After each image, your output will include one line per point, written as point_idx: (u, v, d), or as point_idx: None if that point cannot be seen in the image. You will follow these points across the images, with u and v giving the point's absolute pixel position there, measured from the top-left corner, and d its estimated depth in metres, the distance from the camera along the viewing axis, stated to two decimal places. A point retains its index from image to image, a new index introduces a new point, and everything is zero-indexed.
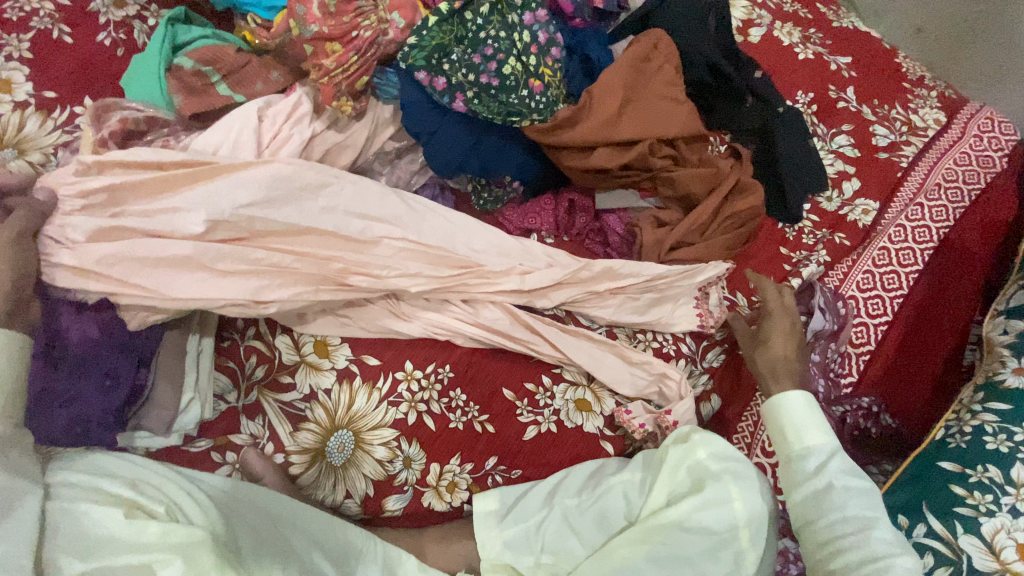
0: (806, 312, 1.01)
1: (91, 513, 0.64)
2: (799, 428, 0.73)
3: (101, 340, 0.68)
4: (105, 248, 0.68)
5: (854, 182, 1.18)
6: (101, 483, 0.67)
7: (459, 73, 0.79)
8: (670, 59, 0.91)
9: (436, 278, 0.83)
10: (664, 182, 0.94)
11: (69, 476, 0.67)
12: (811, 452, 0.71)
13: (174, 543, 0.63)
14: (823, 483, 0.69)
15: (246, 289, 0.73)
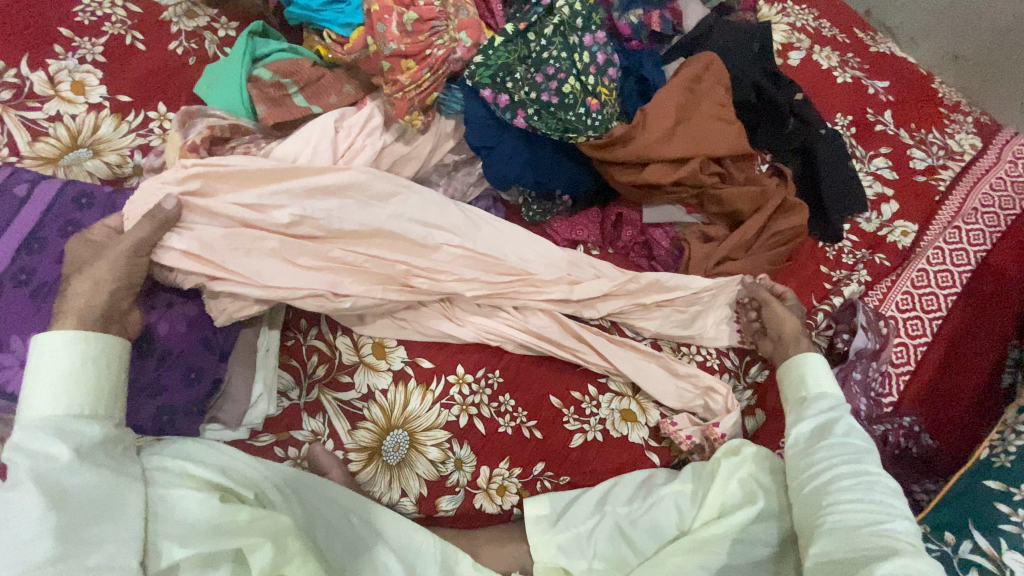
0: (849, 330, 1.01)
1: (187, 498, 0.60)
2: (817, 375, 0.80)
3: (188, 336, 0.72)
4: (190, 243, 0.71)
5: (893, 205, 1.19)
6: (191, 467, 0.64)
7: (522, 91, 0.82)
8: (721, 82, 0.94)
9: (488, 284, 0.86)
10: (710, 199, 0.96)
11: (162, 460, 0.64)
12: (823, 395, 0.78)
13: (266, 528, 0.62)
14: (831, 419, 0.75)
15: (326, 281, 0.77)
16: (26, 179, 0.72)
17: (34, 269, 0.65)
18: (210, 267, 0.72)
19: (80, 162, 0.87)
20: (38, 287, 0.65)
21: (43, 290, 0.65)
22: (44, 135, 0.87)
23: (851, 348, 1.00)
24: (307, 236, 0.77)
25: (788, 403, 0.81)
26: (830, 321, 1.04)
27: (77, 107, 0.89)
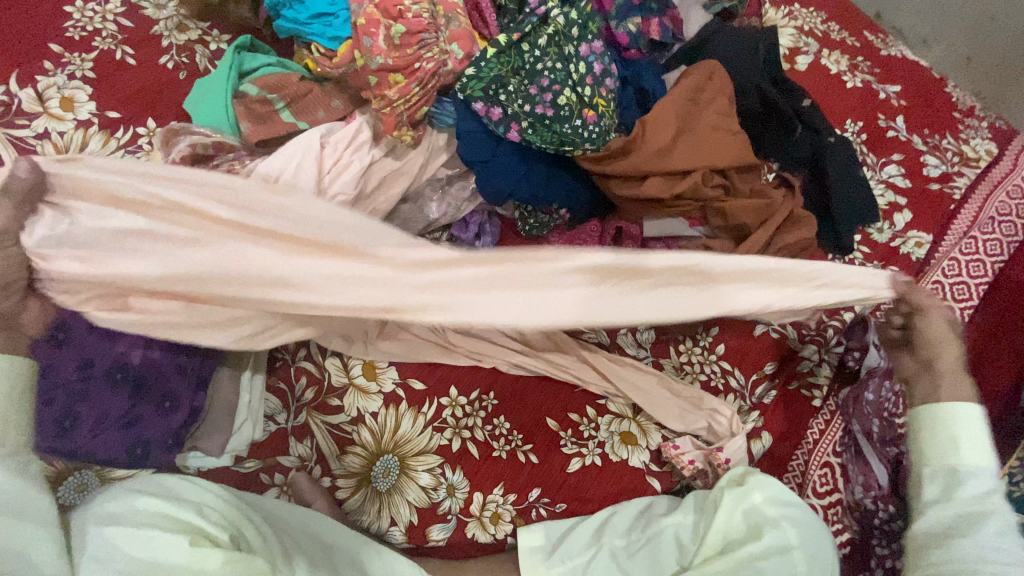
0: (859, 348, 0.93)
1: (154, 539, 0.58)
2: (971, 440, 0.58)
3: (159, 362, 0.66)
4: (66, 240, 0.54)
5: (906, 214, 1.16)
6: (168, 507, 0.62)
7: (515, 104, 0.79)
8: (724, 91, 0.90)
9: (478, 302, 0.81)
10: (715, 212, 0.91)
11: (138, 501, 0.62)
12: (974, 473, 0.57)
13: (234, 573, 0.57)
14: (982, 509, 0.56)
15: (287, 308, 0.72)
16: None
17: None
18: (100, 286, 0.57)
19: None
20: None
21: None
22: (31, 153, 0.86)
23: (862, 367, 0.93)
24: (192, 230, 0.53)
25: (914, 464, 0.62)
26: (840, 339, 0.97)
27: (65, 124, 0.88)
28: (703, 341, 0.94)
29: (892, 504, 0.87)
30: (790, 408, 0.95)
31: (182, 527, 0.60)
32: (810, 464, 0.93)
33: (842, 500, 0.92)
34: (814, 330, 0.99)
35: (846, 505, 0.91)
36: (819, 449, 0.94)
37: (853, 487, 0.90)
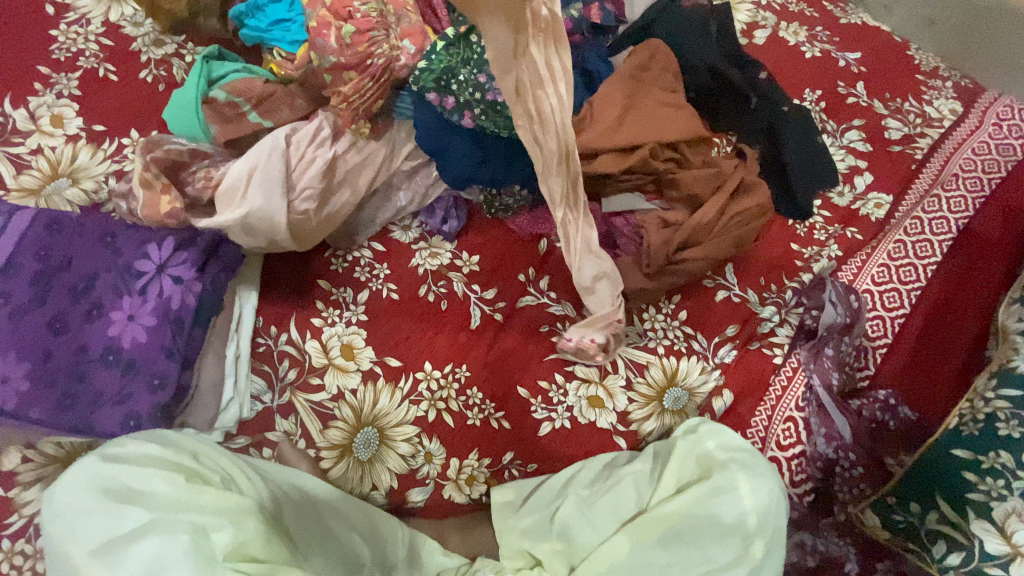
0: (818, 307, 1.01)
1: (155, 477, 0.63)
2: None
3: (149, 343, 0.72)
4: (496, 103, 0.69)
5: (866, 177, 1.18)
6: (168, 453, 0.66)
7: (466, 92, 0.84)
8: (669, 67, 0.95)
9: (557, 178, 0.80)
10: (668, 185, 0.97)
11: (142, 445, 0.66)
12: None
13: (229, 510, 0.64)
14: None
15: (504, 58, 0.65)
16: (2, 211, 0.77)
17: (11, 292, 0.71)
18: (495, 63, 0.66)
19: (59, 191, 0.92)
20: (14, 312, 0.71)
21: (19, 312, 0.71)
22: (27, 167, 0.93)
23: (820, 324, 0.99)
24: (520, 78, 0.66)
25: None
26: (800, 298, 1.03)
27: (56, 139, 0.95)
28: (666, 308, 0.99)
29: (853, 452, 0.93)
30: (752, 369, 0.98)
31: (178, 467, 0.66)
32: (773, 418, 0.95)
33: (806, 451, 0.94)
34: (773, 292, 1.03)
35: (810, 456, 0.94)
36: (782, 404, 0.96)
37: (816, 437, 0.94)
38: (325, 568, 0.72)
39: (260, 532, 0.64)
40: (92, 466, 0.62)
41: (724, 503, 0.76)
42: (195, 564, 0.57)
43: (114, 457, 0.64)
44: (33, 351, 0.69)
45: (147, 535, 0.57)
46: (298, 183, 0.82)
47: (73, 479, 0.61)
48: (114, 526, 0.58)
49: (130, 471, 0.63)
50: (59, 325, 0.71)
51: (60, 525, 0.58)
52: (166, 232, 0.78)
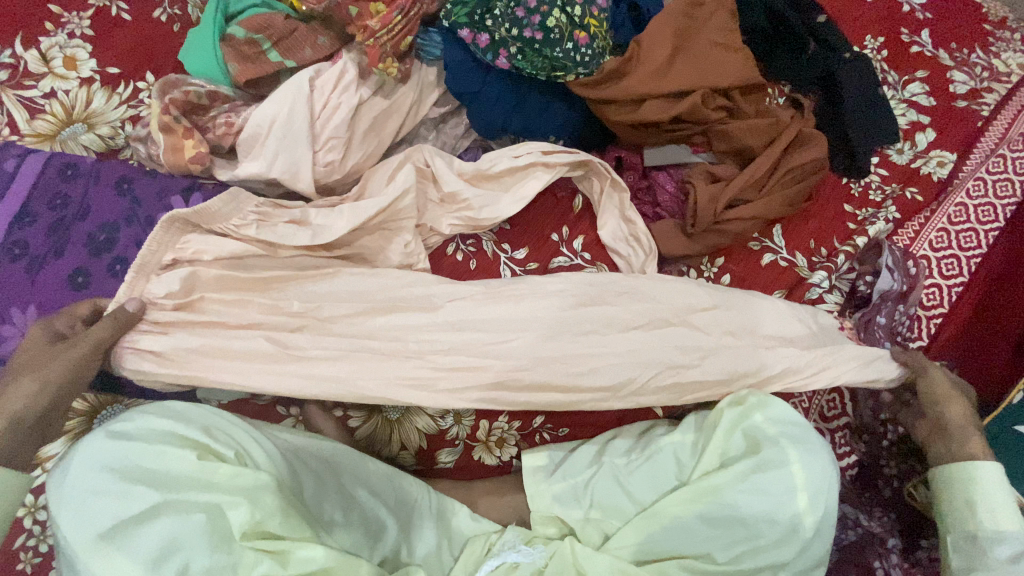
0: (873, 272, 0.94)
1: (168, 455, 0.62)
2: (993, 501, 0.70)
3: None
4: (469, 174, 0.86)
5: (928, 134, 1.08)
6: (178, 427, 0.65)
7: (503, 28, 0.77)
8: (725, 4, 0.86)
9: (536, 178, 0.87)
10: (717, 136, 0.89)
11: (152, 420, 0.65)
12: (1003, 537, 0.68)
13: (243, 487, 0.62)
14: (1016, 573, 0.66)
15: (483, 198, 0.85)
16: (16, 155, 0.72)
17: (27, 243, 0.68)
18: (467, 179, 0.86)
19: (76, 137, 0.88)
20: (30, 262, 0.67)
21: (36, 264, 0.67)
22: (41, 112, 0.89)
23: (874, 290, 0.93)
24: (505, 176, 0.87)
25: (950, 524, 0.73)
26: (852, 264, 0.97)
27: (69, 82, 0.90)
28: (708, 271, 0.93)
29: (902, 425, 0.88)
30: None
31: (190, 443, 0.64)
32: (817, 388, 0.90)
33: (850, 424, 0.90)
34: (824, 256, 0.97)
35: (854, 427, 0.90)
36: None
37: (863, 410, 0.90)
38: (354, 543, 0.71)
39: (278, 508, 0.63)
40: (102, 442, 0.62)
41: (772, 479, 0.72)
42: (210, 544, 0.59)
43: (122, 434, 0.63)
44: (52, 305, 0.66)
45: (161, 515, 0.59)
46: (322, 132, 0.76)
47: (86, 454, 0.62)
48: (122, 506, 0.59)
49: (142, 450, 0.62)
50: (80, 278, 0.68)
51: (70, 503, 0.59)
52: (189, 182, 0.74)
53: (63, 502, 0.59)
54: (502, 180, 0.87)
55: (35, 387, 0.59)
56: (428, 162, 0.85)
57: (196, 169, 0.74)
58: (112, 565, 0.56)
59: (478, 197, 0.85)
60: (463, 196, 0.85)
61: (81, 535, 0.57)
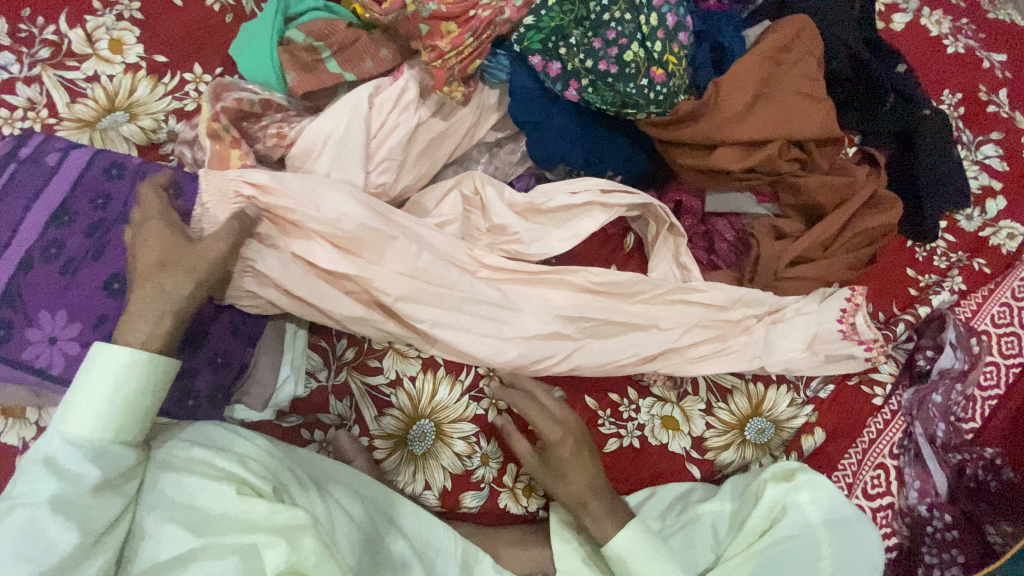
0: (933, 347, 0.89)
1: (202, 488, 0.58)
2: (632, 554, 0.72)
3: (217, 317, 0.68)
4: (519, 204, 0.82)
5: (1000, 201, 1.01)
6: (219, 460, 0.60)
7: (576, 59, 0.72)
8: (812, 52, 0.80)
9: (586, 215, 0.83)
10: (787, 188, 0.85)
11: (194, 450, 0.61)
12: None
13: (281, 525, 0.57)
14: None
15: (528, 232, 0.81)
16: (58, 147, 0.67)
17: (64, 243, 0.62)
18: (516, 211, 0.82)
19: (116, 126, 0.84)
20: (66, 264, 0.61)
21: (72, 266, 0.62)
22: (82, 96, 0.85)
23: (934, 366, 0.88)
24: (554, 210, 0.83)
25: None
26: (911, 334, 0.91)
27: (114, 67, 0.87)
28: None
29: (948, 513, 0.83)
30: (848, 407, 0.87)
31: (227, 476, 0.60)
32: (863, 462, 0.86)
33: (894, 504, 0.85)
34: (881, 322, 0.91)
35: (897, 509, 0.85)
36: (874, 449, 0.87)
37: (907, 491, 0.85)
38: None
39: (319, 550, 0.56)
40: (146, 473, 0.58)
41: (800, 558, 0.73)
42: None
43: (166, 465, 0.59)
44: (87, 313, 0.61)
45: (198, 559, 0.53)
46: (377, 153, 0.73)
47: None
48: (159, 548, 0.54)
49: (178, 482, 0.58)
50: (117, 286, 0.62)
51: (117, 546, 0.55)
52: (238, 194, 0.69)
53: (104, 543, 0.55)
54: (554, 214, 0.83)
55: (179, 284, 0.57)
56: (477, 188, 0.81)
57: None
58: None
59: (529, 231, 0.81)
60: (514, 229, 0.80)
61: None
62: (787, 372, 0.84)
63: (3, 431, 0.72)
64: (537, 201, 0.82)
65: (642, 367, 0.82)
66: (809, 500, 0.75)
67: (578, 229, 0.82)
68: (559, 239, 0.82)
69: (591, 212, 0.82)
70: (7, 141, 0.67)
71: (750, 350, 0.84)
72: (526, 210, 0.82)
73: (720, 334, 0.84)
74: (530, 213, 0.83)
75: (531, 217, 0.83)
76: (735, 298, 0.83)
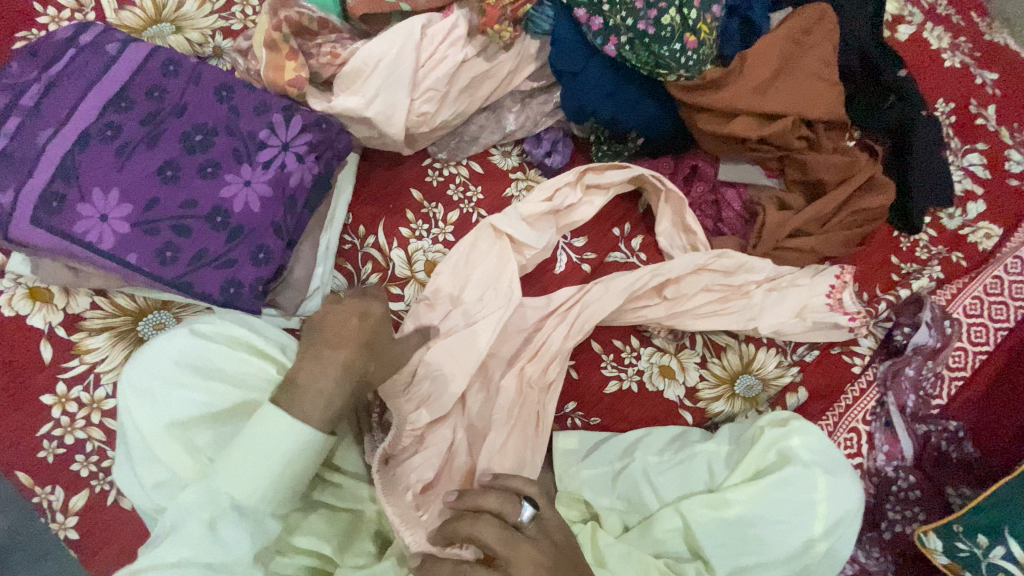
0: (910, 325, 0.97)
1: (243, 363, 0.59)
2: None
3: (263, 214, 0.66)
4: (538, 210, 0.85)
5: (979, 205, 1.10)
6: (259, 341, 0.61)
7: (618, 16, 0.77)
8: (831, 37, 0.87)
9: (586, 200, 0.89)
10: (794, 164, 0.91)
11: (232, 326, 0.61)
12: None
13: None
14: None
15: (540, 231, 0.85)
16: (117, 38, 0.69)
17: (120, 127, 0.65)
18: (539, 216, 0.86)
19: (162, 37, 0.86)
20: (121, 147, 0.64)
21: (127, 149, 0.65)
22: (130, 4, 0.86)
23: (909, 342, 0.95)
24: (566, 201, 0.87)
25: None
26: (890, 313, 0.99)
27: None
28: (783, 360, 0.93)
29: (914, 476, 0.91)
30: (830, 374, 0.95)
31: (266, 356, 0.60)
32: (838, 425, 0.93)
33: (863, 464, 0.92)
34: (864, 301, 1.00)
35: (866, 469, 0.92)
36: (850, 414, 0.94)
37: (876, 453, 0.93)
38: None
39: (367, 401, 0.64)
40: (184, 339, 0.58)
41: (796, 494, 0.73)
42: None
43: (205, 336, 0.59)
44: (138, 195, 0.63)
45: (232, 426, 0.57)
46: (422, 82, 0.76)
47: (163, 350, 0.57)
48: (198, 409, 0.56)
49: (222, 353, 0.59)
50: (168, 172, 0.65)
51: (151, 397, 0.56)
52: (287, 103, 0.71)
53: (141, 396, 0.56)
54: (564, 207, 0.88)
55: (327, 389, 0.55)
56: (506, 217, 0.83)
57: (292, 91, 0.74)
58: (178, 469, 0.55)
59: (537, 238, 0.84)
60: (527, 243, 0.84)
61: (150, 425, 0.55)
62: (777, 335, 0.90)
63: (30, 313, 0.73)
64: (551, 206, 0.86)
65: (648, 316, 0.88)
66: (801, 446, 0.77)
67: (578, 212, 0.89)
68: (557, 224, 0.88)
69: (593, 200, 0.89)
70: (69, 29, 0.69)
71: (747, 311, 0.90)
72: (541, 214, 0.85)
73: (722, 296, 0.90)
74: (544, 218, 0.86)
75: (542, 221, 0.86)
76: (733, 263, 0.90)
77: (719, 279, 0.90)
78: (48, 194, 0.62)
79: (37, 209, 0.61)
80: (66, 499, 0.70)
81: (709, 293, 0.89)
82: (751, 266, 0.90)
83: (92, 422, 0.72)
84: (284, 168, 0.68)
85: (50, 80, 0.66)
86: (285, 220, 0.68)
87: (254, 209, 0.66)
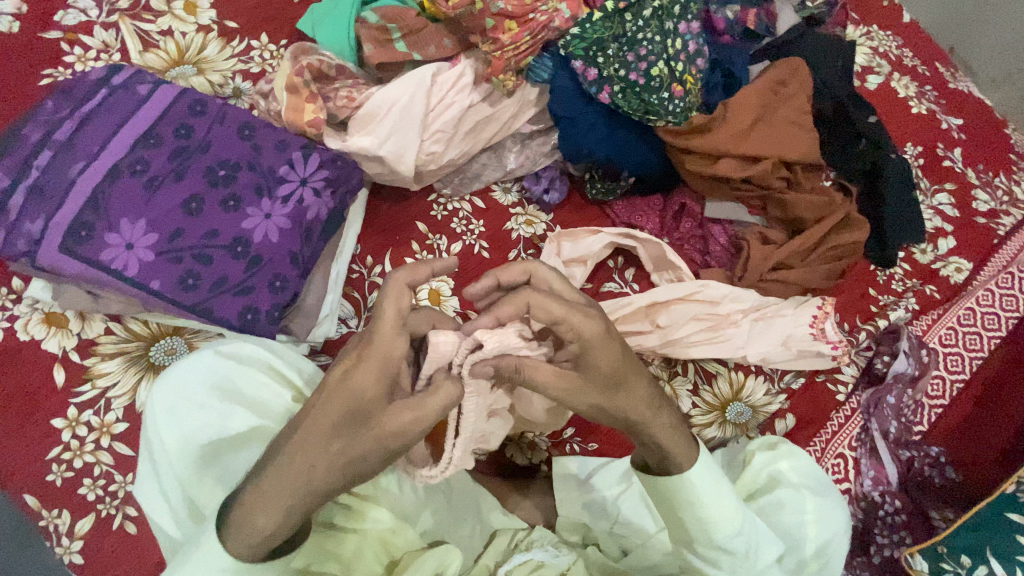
0: (889, 354, 1.02)
1: (265, 386, 0.62)
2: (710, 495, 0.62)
3: (281, 244, 0.71)
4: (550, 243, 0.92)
5: (950, 241, 1.17)
6: (275, 361, 0.64)
7: (612, 67, 0.84)
8: (805, 88, 0.95)
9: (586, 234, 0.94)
10: (775, 203, 0.98)
11: (255, 347, 0.64)
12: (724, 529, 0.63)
13: None
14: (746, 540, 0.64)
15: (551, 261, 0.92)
16: (148, 80, 0.74)
17: (149, 162, 0.69)
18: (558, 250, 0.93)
19: (185, 78, 0.92)
20: (149, 180, 0.69)
21: (154, 182, 0.69)
22: (154, 47, 0.92)
23: (889, 370, 1.01)
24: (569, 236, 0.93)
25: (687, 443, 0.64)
26: (871, 342, 1.04)
27: (186, 26, 0.94)
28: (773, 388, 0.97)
29: (898, 499, 0.95)
30: (816, 401, 0.98)
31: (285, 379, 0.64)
32: (826, 452, 0.96)
33: (852, 489, 0.95)
34: (846, 331, 1.05)
35: (855, 494, 0.95)
36: (837, 440, 0.97)
37: (863, 479, 0.96)
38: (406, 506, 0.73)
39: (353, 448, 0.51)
40: (211, 359, 0.60)
41: (785, 516, 0.76)
42: None
43: (230, 356, 0.62)
44: (164, 226, 0.67)
45: (254, 442, 0.59)
46: (431, 124, 0.82)
47: (191, 366, 0.59)
48: (217, 429, 0.58)
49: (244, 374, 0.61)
50: (194, 205, 0.69)
51: (170, 415, 0.57)
52: (306, 142, 0.76)
53: (161, 416, 0.57)
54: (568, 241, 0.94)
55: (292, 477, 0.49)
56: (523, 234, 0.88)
57: (311, 132, 0.79)
58: (199, 488, 0.56)
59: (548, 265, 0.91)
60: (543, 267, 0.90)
61: (170, 441, 0.57)
62: (765, 363, 0.95)
63: (44, 338, 0.76)
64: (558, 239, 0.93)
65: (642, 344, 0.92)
66: (791, 467, 0.80)
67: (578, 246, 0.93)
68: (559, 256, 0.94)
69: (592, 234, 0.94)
70: (102, 70, 0.74)
71: (737, 340, 0.94)
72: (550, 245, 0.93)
73: (712, 324, 0.94)
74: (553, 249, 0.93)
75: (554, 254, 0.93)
76: (720, 294, 0.94)
77: (708, 308, 0.94)
78: (77, 224, 0.65)
79: (66, 237, 0.65)
80: (72, 523, 0.71)
81: (699, 322, 0.94)
82: (738, 296, 0.95)
83: (102, 446, 0.73)
84: (301, 202, 0.73)
85: (82, 118, 0.70)
86: (301, 249, 0.72)
87: (275, 240, 0.70)
